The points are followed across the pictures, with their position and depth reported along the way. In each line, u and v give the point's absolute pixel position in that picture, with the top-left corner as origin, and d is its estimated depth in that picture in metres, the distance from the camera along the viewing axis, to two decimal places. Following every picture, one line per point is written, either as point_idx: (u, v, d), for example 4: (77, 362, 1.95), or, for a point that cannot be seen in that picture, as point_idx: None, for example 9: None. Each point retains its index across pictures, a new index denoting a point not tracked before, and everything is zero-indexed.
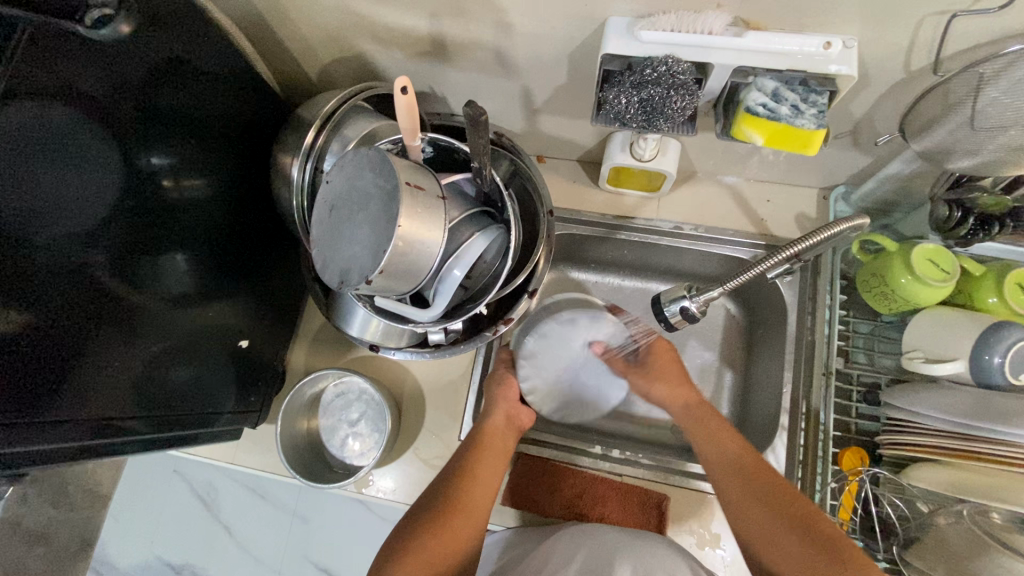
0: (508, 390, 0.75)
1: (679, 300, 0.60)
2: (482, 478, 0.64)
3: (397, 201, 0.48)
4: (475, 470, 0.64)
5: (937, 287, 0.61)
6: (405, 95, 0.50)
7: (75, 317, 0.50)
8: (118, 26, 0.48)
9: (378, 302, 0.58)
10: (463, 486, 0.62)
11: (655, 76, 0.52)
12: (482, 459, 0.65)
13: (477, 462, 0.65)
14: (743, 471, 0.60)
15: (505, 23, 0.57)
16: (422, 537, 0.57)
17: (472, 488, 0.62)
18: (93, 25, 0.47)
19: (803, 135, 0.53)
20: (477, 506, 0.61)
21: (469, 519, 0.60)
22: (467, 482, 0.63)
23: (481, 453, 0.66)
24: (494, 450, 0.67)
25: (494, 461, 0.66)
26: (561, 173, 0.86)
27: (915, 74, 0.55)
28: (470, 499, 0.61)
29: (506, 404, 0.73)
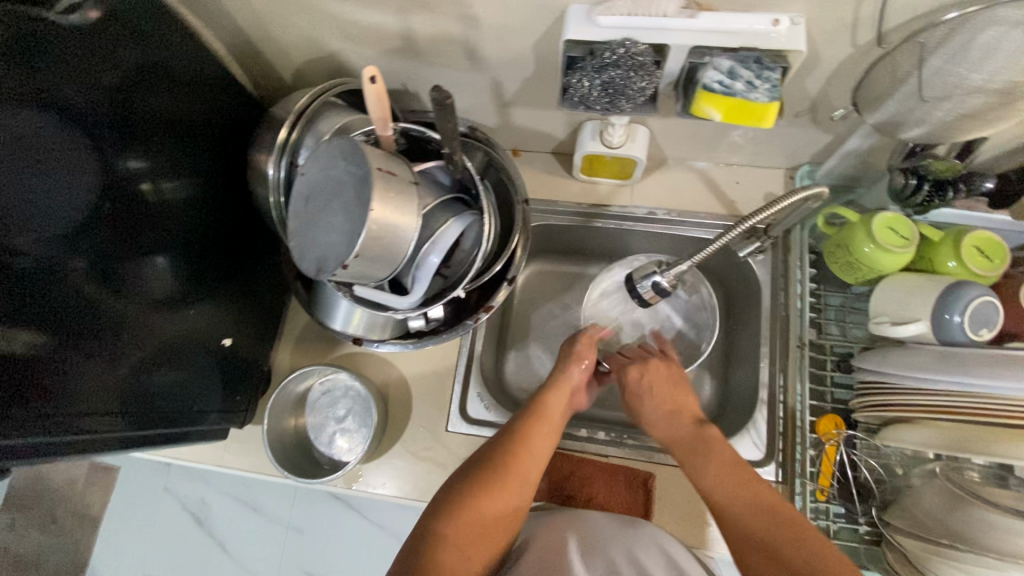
0: (581, 368, 0.74)
1: (650, 275, 0.62)
2: (535, 450, 0.64)
3: (369, 186, 0.50)
4: (531, 442, 0.64)
5: (896, 253, 0.63)
6: (373, 84, 0.51)
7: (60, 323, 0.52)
8: (85, 13, 0.50)
9: (357, 291, 0.60)
10: (520, 456, 0.62)
11: (615, 59, 0.54)
12: (540, 432, 0.65)
13: (535, 436, 0.65)
14: (744, 480, 0.59)
15: (471, 16, 0.59)
16: (473, 498, 0.58)
17: (528, 460, 0.62)
18: (64, 13, 0.49)
19: (758, 108, 0.55)
20: (529, 475, 0.62)
21: (521, 486, 0.61)
22: (521, 450, 0.62)
23: (541, 426, 0.66)
24: (552, 423, 0.67)
25: (547, 433, 0.66)
26: (536, 165, 0.88)
27: (862, 48, 0.57)
28: (521, 469, 0.61)
29: (569, 381, 0.72)
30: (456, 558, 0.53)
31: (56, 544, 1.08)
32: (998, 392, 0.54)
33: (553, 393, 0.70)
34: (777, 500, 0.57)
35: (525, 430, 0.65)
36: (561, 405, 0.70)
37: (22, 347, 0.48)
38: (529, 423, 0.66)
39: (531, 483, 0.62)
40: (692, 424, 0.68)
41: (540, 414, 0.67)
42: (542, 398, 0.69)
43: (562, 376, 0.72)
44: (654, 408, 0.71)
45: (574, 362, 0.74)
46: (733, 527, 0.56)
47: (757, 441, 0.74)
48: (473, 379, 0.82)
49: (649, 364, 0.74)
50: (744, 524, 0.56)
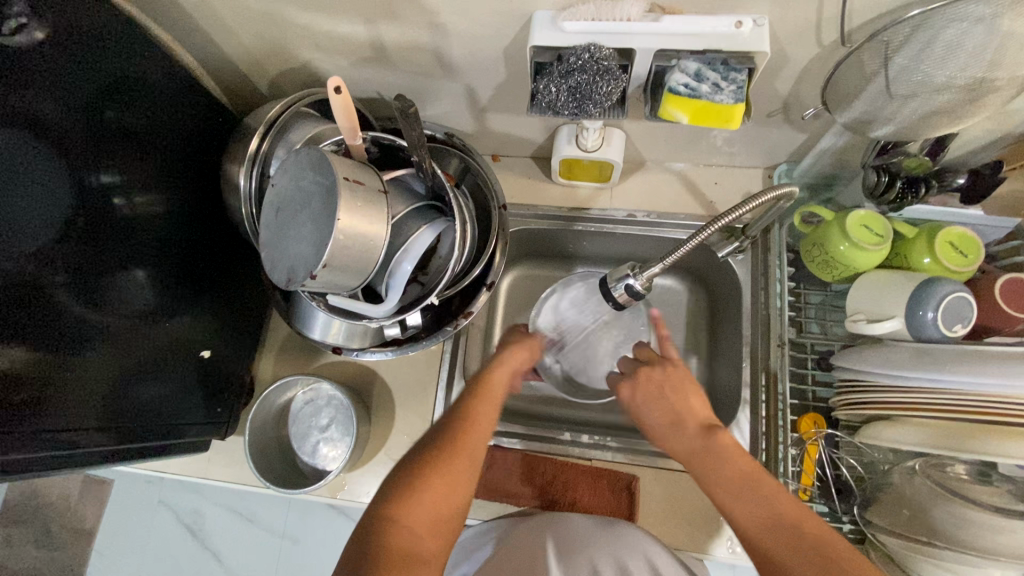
0: (522, 347, 0.70)
1: (624, 278, 0.62)
2: (483, 421, 0.58)
3: (335, 196, 0.50)
4: (474, 414, 0.59)
5: (870, 250, 0.63)
6: (339, 94, 0.51)
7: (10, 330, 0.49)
8: (34, 34, 0.49)
9: (331, 300, 0.60)
10: (463, 427, 0.57)
11: (580, 64, 0.54)
12: (483, 403, 0.60)
13: (478, 406, 0.60)
14: (753, 482, 0.52)
15: (439, 24, 0.60)
16: (421, 477, 0.52)
17: (473, 430, 0.57)
18: (12, 34, 0.47)
19: (724, 110, 0.55)
20: (479, 449, 0.56)
21: (471, 458, 0.55)
22: (467, 421, 0.57)
23: (483, 396, 0.61)
24: (495, 394, 0.62)
25: (493, 406, 0.61)
26: (516, 171, 0.88)
27: (828, 48, 0.58)
28: (473, 439, 0.56)
29: (515, 359, 0.68)
30: (411, 542, 0.48)
31: (50, 559, 1.08)
32: (974, 388, 0.54)
33: (497, 368, 0.66)
34: (828, 532, 0.47)
35: (470, 402, 0.60)
36: (504, 379, 0.65)
37: None
38: (472, 398, 0.61)
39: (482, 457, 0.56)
40: (698, 429, 0.59)
41: (486, 387, 0.63)
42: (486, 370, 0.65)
43: (503, 351, 0.68)
44: (657, 418, 0.63)
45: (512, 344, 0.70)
46: (750, 541, 0.50)
47: (740, 441, 0.74)
48: (456, 385, 0.82)
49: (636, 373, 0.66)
50: (762, 541, 0.49)
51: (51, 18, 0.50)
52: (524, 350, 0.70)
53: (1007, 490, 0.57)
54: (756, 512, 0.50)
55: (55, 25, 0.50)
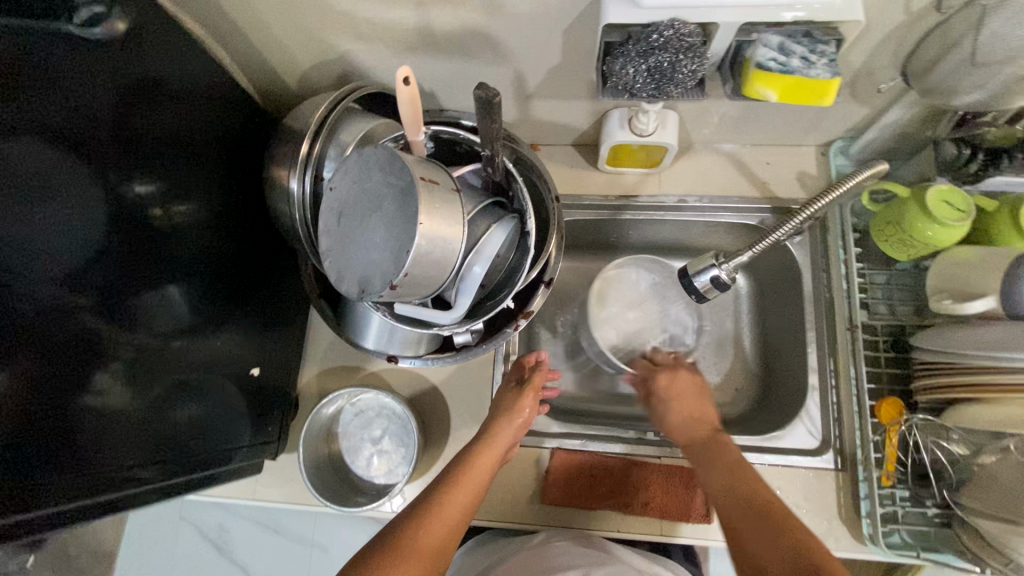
0: (506, 430, 0.67)
1: (708, 269, 0.58)
2: (450, 519, 0.57)
3: (413, 198, 0.46)
4: (444, 508, 0.58)
5: (956, 226, 0.61)
6: (407, 86, 0.47)
7: (48, 374, 0.45)
8: (108, 25, 0.44)
9: (398, 309, 0.56)
10: (426, 528, 0.55)
11: (663, 42, 0.50)
12: (452, 497, 0.59)
13: (444, 506, 0.58)
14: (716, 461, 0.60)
15: (497, 4, 0.55)
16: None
17: (438, 525, 0.56)
18: (83, 25, 0.43)
19: (819, 87, 0.51)
20: (443, 548, 0.55)
21: (432, 561, 0.54)
22: (434, 517, 0.56)
23: (454, 490, 0.60)
24: (470, 488, 0.61)
25: (464, 502, 0.59)
26: (557, 159, 0.84)
27: (913, 14, 0.54)
28: (435, 538, 0.55)
29: (498, 446, 0.66)
30: None
31: None
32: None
33: (476, 459, 0.63)
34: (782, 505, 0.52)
35: (440, 495, 0.59)
36: (483, 472, 0.63)
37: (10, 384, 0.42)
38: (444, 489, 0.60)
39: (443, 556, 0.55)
40: (709, 431, 0.66)
41: (460, 477, 0.61)
42: (466, 459, 0.64)
43: (486, 441, 0.66)
44: (677, 411, 0.70)
45: (517, 408, 0.69)
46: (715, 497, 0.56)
47: (812, 428, 0.72)
48: None
49: (678, 377, 0.74)
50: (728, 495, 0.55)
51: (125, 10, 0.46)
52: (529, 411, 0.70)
53: None
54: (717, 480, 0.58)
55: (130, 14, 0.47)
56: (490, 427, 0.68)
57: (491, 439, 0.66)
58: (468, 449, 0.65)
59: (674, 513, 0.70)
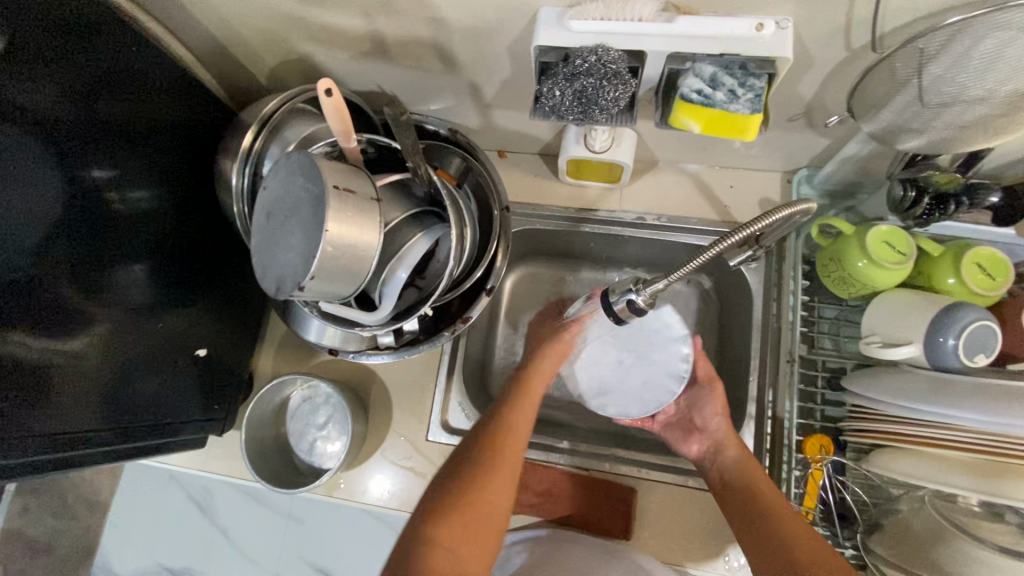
0: (537, 378, 0.71)
1: (626, 292, 0.57)
2: (511, 469, 0.61)
3: (323, 206, 0.48)
4: (509, 425, 0.64)
5: (891, 268, 0.60)
6: (330, 97, 0.49)
7: (21, 332, 0.51)
8: None
9: (324, 307, 0.59)
10: (500, 444, 0.62)
11: (586, 67, 0.51)
12: (515, 417, 0.65)
13: (511, 422, 0.64)
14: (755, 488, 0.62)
15: (440, 19, 0.56)
16: (463, 495, 0.57)
17: (511, 439, 0.63)
18: None
19: (739, 120, 0.52)
20: (519, 454, 0.62)
21: (507, 472, 0.60)
22: (503, 435, 0.63)
23: (516, 410, 0.66)
24: (527, 406, 0.67)
25: (527, 416, 0.66)
26: (522, 167, 0.85)
27: (856, 53, 0.53)
28: (508, 451, 0.62)
29: (533, 396, 0.69)
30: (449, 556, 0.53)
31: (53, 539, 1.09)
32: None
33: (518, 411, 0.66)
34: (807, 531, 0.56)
35: (504, 417, 0.65)
36: (536, 391, 0.70)
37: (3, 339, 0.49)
38: (507, 412, 0.66)
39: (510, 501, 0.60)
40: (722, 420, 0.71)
41: (518, 399, 0.68)
42: (518, 385, 0.70)
43: (523, 391, 0.69)
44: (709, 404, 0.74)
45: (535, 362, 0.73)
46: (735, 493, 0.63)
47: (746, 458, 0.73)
48: (455, 389, 0.81)
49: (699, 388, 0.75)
50: (763, 521, 0.59)
51: (2, 24, 0.46)
52: (550, 361, 0.73)
53: (1017, 526, 0.53)
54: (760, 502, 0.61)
55: (6, 27, 0.46)
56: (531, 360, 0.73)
57: (535, 366, 0.72)
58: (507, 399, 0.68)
59: (596, 528, 0.72)
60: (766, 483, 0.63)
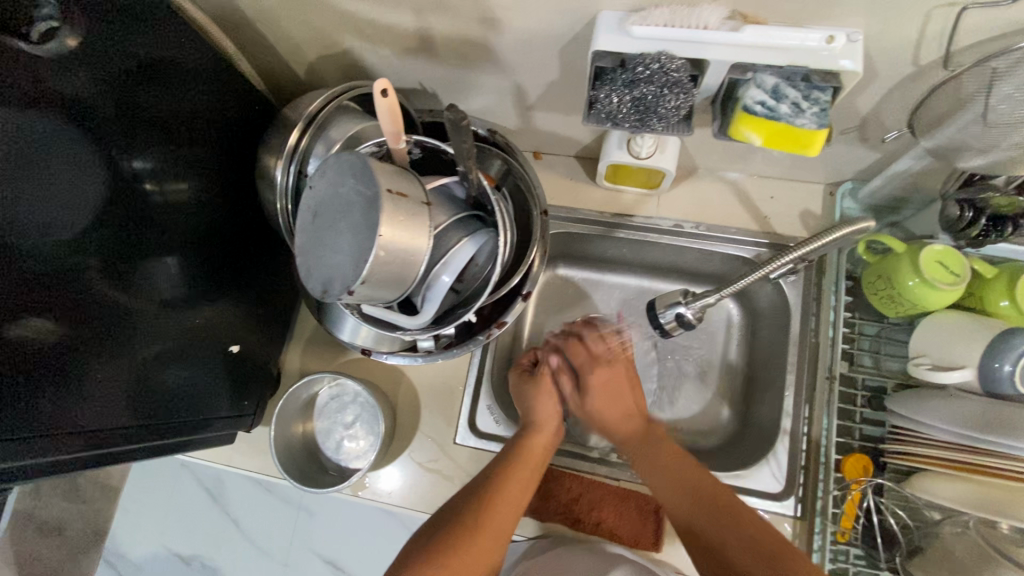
0: (539, 439, 0.69)
1: (674, 306, 0.59)
2: (493, 535, 0.59)
3: (377, 209, 0.47)
4: (506, 488, 0.62)
5: (944, 289, 0.59)
6: (385, 98, 0.48)
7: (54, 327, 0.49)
8: (64, 41, 0.46)
9: (365, 309, 0.58)
10: (492, 508, 0.60)
11: (648, 74, 0.50)
12: (514, 483, 0.63)
13: (506, 486, 0.63)
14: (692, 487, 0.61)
15: (493, 19, 0.55)
16: (445, 555, 0.56)
17: (504, 505, 0.61)
18: (39, 40, 0.45)
19: (803, 135, 0.50)
20: (508, 523, 0.60)
21: (494, 541, 0.59)
22: (496, 501, 0.61)
23: (516, 473, 0.64)
24: (529, 471, 0.65)
25: (525, 482, 0.64)
26: (558, 170, 0.84)
27: (924, 68, 0.52)
28: (499, 518, 0.60)
29: (532, 457, 0.67)
30: None
31: None
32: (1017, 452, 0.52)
33: (514, 474, 0.64)
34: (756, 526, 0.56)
35: (502, 480, 0.63)
36: (537, 457, 0.68)
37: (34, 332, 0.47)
38: (504, 472, 0.64)
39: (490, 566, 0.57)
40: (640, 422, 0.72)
41: (519, 462, 0.66)
42: (522, 444, 0.68)
43: (522, 452, 0.67)
44: (608, 411, 0.74)
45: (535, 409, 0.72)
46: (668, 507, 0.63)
47: (777, 473, 0.71)
48: (484, 393, 0.81)
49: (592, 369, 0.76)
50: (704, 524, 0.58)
51: (78, 22, 0.47)
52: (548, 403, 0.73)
53: None
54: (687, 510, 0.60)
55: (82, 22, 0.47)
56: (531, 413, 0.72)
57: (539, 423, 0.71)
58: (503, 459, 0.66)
59: (623, 537, 0.71)
60: (698, 474, 0.63)
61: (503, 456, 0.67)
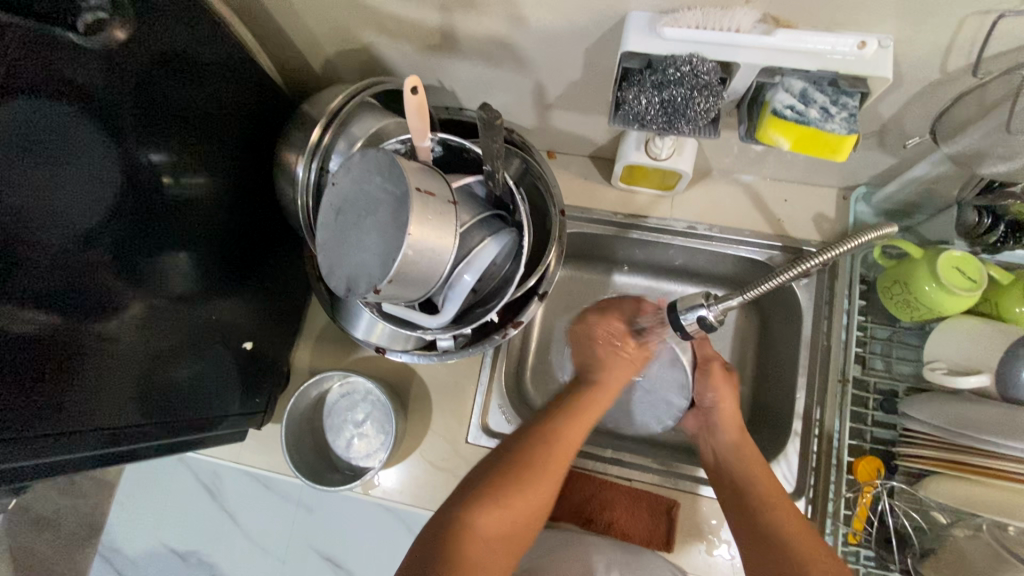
0: (600, 394, 0.68)
1: (696, 308, 0.61)
2: (554, 475, 0.60)
3: (406, 208, 0.47)
4: (567, 433, 0.63)
5: (962, 296, 0.59)
6: (415, 95, 0.48)
7: (69, 319, 0.48)
8: (109, 33, 0.46)
9: (386, 308, 0.58)
10: (554, 449, 0.61)
11: (678, 76, 0.49)
12: (574, 427, 0.63)
13: (568, 430, 0.63)
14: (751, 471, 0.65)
15: (520, 17, 0.55)
16: (508, 489, 0.57)
17: (564, 449, 0.61)
18: (86, 32, 0.45)
19: (832, 140, 0.50)
20: (564, 468, 0.61)
21: (551, 483, 0.59)
22: (557, 443, 0.61)
23: (576, 420, 0.64)
24: (587, 417, 0.65)
25: (585, 428, 0.65)
26: (572, 170, 0.84)
27: (950, 75, 0.52)
28: (559, 461, 0.60)
29: (591, 409, 0.66)
30: (483, 552, 0.52)
31: None
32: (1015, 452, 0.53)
33: (573, 420, 0.64)
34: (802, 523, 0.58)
35: (563, 425, 0.63)
36: (599, 404, 0.68)
37: (44, 331, 0.46)
38: (566, 417, 0.64)
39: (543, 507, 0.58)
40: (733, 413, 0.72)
41: (579, 409, 0.66)
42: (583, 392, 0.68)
43: (580, 403, 0.66)
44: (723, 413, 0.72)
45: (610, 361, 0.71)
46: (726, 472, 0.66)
47: (788, 474, 0.72)
48: (495, 391, 0.80)
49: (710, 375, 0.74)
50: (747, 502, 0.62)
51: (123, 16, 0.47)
52: (620, 372, 0.71)
53: None
54: (749, 483, 0.63)
55: (129, 18, 0.48)
56: (604, 368, 0.70)
57: (600, 382, 0.69)
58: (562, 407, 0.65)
59: (636, 537, 0.71)
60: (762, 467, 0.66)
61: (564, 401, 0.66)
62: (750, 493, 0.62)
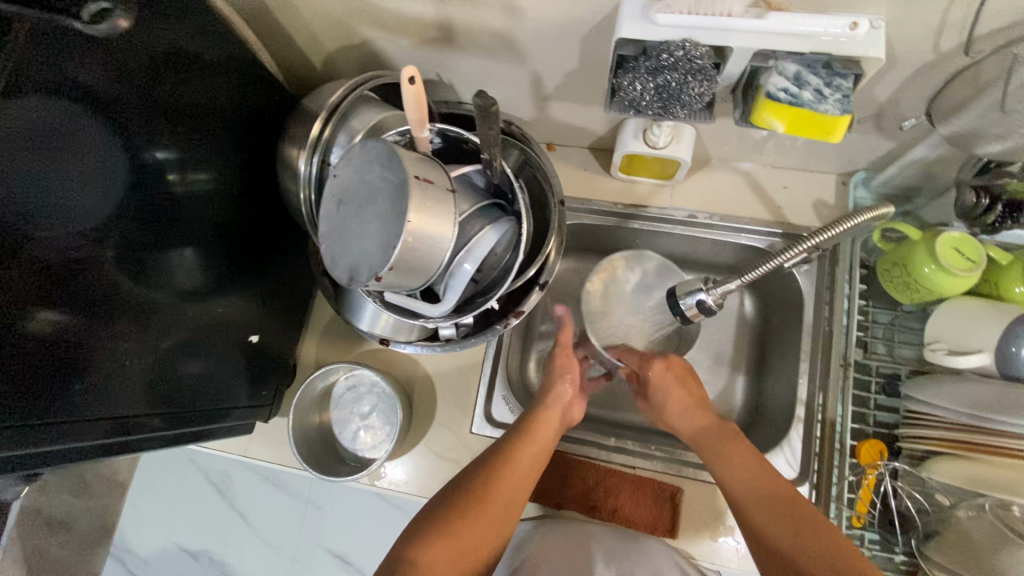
0: (545, 416, 0.70)
1: (695, 292, 0.64)
2: (499, 505, 0.61)
3: (405, 196, 0.47)
4: (513, 461, 0.65)
5: (960, 276, 0.59)
6: (412, 85, 0.48)
7: (73, 315, 0.49)
8: (114, 22, 0.46)
9: (388, 297, 0.59)
10: (502, 479, 0.63)
11: (672, 62, 0.50)
12: (522, 456, 0.65)
13: (516, 461, 0.65)
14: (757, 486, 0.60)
15: (515, 8, 0.55)
16: (458, 522, 0.58)
17: (510, 478, 0.64)
18: (91, 21, 0.45)
19: (827, 121, 0.51)
20: (513, 496, 0.63)
21: (499, 512, 0.61)
22: (502, 471, 0.64)
23: (523, 445, 0.66)
24: (535, 444, 0.67)
25: (533, 454, 0.67)
26: (571, 161, 0.84)
27: (944, 56, 0.52)
28: (504, 489, 0.62)
29: (540, 436, 0.69)
30: None
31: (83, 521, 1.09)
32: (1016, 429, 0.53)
33: (520, 449, 0.66)
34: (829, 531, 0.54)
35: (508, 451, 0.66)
36: (548, 428, 0.70)
37: (49, 327, 0.46)
38: (512, 443, 0.67)
39: (493, 537, 0.60)
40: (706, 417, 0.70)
41: (526, 434, 0.68)
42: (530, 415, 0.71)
43: (525, 428, 0.68)
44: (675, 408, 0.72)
45: (555, 390, 0.73)
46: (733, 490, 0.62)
47: (791, 459, 0.72)
48: (498, 384, 0.81)
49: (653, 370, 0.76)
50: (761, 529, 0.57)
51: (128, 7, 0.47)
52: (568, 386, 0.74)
53: None
54: (746, 505, 0.59)
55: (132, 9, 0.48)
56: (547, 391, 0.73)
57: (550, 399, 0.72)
58: (512, 437, 0.67)
59: (640, 524, 0.72)
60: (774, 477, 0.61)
61: (515, 431, 0.69)
62: (751, 520, 0.58)
